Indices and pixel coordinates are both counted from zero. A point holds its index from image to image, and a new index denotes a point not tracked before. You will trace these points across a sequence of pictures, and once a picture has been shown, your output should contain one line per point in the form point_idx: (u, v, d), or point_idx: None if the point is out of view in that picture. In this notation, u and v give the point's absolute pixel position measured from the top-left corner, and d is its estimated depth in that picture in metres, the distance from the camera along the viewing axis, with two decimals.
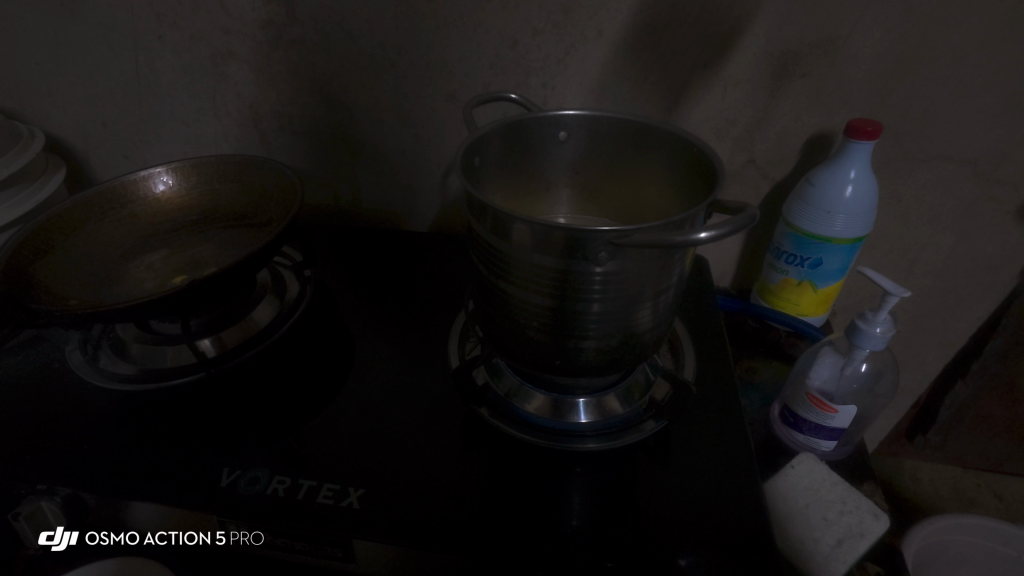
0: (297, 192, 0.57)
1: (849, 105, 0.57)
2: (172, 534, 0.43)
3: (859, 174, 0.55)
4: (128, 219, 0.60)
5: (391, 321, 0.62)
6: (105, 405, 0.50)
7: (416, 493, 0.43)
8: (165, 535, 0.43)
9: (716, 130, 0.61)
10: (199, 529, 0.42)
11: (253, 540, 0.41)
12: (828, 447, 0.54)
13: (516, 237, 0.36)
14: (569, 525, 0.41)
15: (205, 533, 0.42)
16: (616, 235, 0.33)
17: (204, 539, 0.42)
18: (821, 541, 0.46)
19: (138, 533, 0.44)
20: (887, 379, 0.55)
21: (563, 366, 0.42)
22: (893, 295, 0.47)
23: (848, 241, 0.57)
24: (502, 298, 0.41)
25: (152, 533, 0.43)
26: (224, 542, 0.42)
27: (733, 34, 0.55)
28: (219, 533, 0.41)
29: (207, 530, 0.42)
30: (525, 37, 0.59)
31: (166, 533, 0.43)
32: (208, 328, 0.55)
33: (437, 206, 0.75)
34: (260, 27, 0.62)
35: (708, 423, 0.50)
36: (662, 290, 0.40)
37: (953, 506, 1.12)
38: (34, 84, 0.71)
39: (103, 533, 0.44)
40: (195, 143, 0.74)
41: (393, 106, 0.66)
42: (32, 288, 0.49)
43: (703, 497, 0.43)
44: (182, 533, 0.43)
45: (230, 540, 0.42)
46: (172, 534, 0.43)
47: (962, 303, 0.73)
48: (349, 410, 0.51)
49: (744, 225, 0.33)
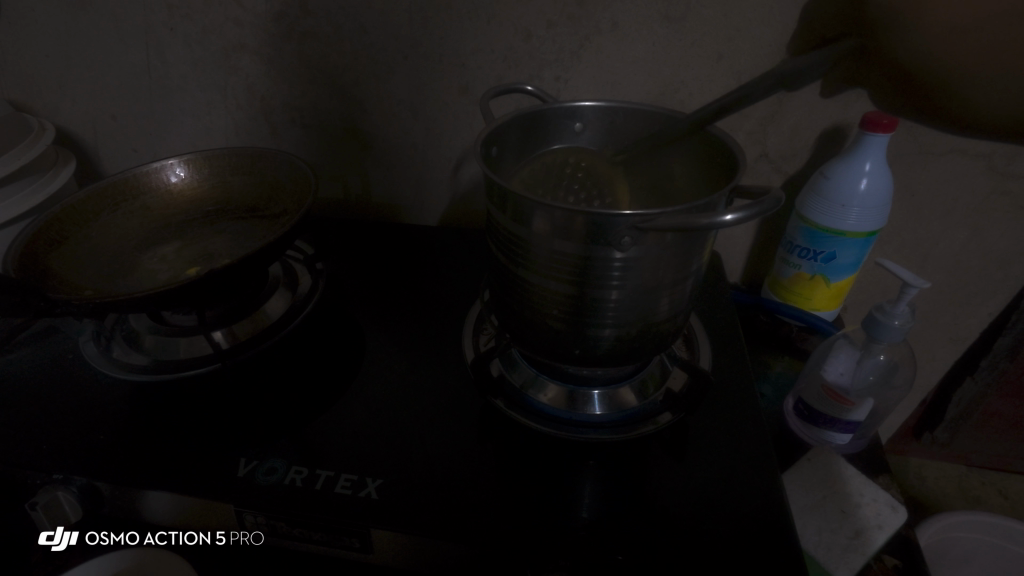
0: (311, 184, 0.57)
1: (864, 98, 0.57)
2: (171, 534, 0.44)
3: (875, 165, 0.55)
4: (141, 210, 0.61)
5: (404, 313, 0.62)
6: (119, 396, 0.50)
7: (434, 484, 0.43)
8: (164, 535, 0.44)
9: (730, 123, 0.61)
10: (200, 529, 0.43)
11: (253, 540, 0.43)
12: (843, 440, 0.54)
13: (537, 224, 0.36)
14: (588, 515, 0.41)
15: (205, 533, 0.43)
16: (641, 219, 0.33)
17: (204, 539, 0.43)
18: (839, 532, 0.47)
19: (137, 533, 0.45)
20: (904, 372, 0.55)
21: (581, 355, 0.42)
22: (912, 286, 0.47)
23: (863, 234, 0.57)
24: (521, 286, 0.41)
25: (152, 533, 0.45)
26: (224, 542, 0.43)
27: (748, 26, 0.55)
28: (219, 533, 0.43)
29: (207, 530, 0.43)
30: (539, 29, 0.59)
31: (166, 533, 0.44)
32: (221, 321, 0.55)
33: (448, 200, 0.75)
34: (272, 19, 0.62)
35: (724, 415, 0.49)
36: (682, 279, 0.40)
37: (959, 504, 1.12)
38: (44, 76, 0.71)
39: (103, 533, 0.45)
40: (206, 137, 0.73)
41: (405, 99, 0.66)
42: (46, 279, 0.50)
43: (721, 488, 0.43)
44: (182, 533, 0.44)
45: (230, 539, 0.43)
46: (172, 534, 0.44)
47: (973, 298, 0.72)
48: (364, 401, 0.51)
49: (769, 208, 0.33)
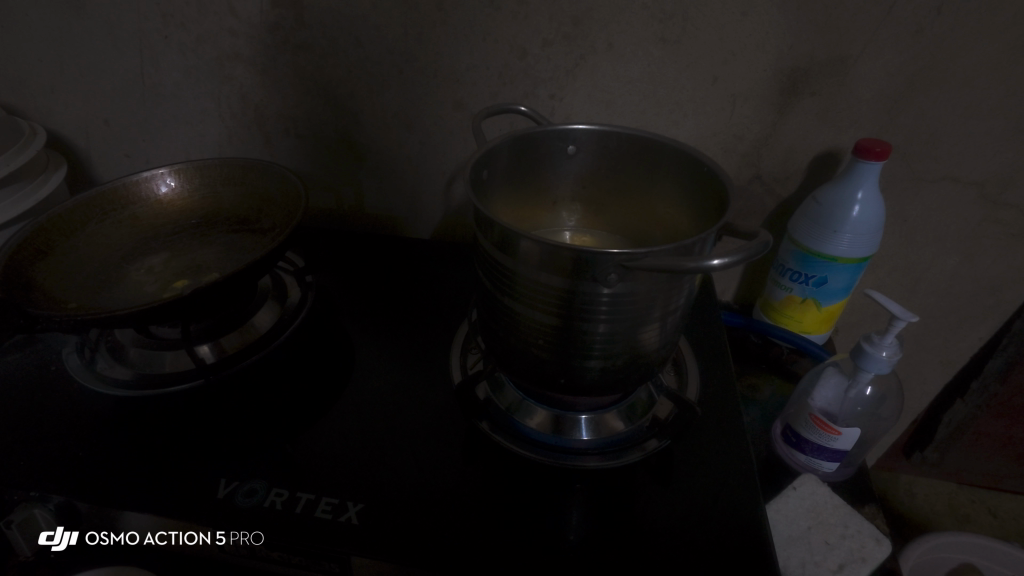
0: (301, 198, 0.56)
1: (857, 124, 0.57)
2: (172, 534, 0.42)
3: (867, 194, 0.55)
4: (130, 220, 0.60)
5: (392, 331, 0.61)
6: (102, 411, 0.49)
7: (417, 509, 0.42)
8: (165, 535, 0.42)
9: (725, 145, 0.61)
10: (199, 528, 0.40)
11: (253, 540, 0.40)
12: (829, 468, 0.54)
13: (522, 253, 0.36)
14: (568, 542, 0.41)
15: (205, 533, 0.41)
16: (627, 258, 0.33)
17: (204, 539, 0.41)
18: (822, 565, 0.46)
19: (137, 532, 0.42)
20: (892, 402, 0.55)
21: (567, 384, 0.42)
22: (900, 320, 0.46)
23: (854, 261, 0.57)
24: (507, 313, 0.40)
25: (152, 533, 0.42)
26: (224, 542, 0.41)
27: (744, 50, 0.55)
28: (219, 533, 0.40)
29: (207, 530, 0.40)
30: (534, 47, 0.58)
31: (166, 533, 0.42)
32: (207, 334, 0.55)
33: (442, 213, 0.74)
34: (267, 30, 0.62)
35: (712, 441, 0.49)
36: (670, 310, 0.40)
37: (949, 523, 1.12)
38: (35, 79, 0.71)
39: (103, 533, 0.43)
40: (198, 144, 0.73)
41: (399, 112, 0.66)
42: (31, 291, 0.49)
43: (706, 516, 0.43)
44: (182, 533, 0.41)
45: (230, 540, 0.40)
46: (172, 534, 0.42)
47: (964, 323, 0.73)
48: (348, 420, 0.50)
49: (756, 252, 0.33)
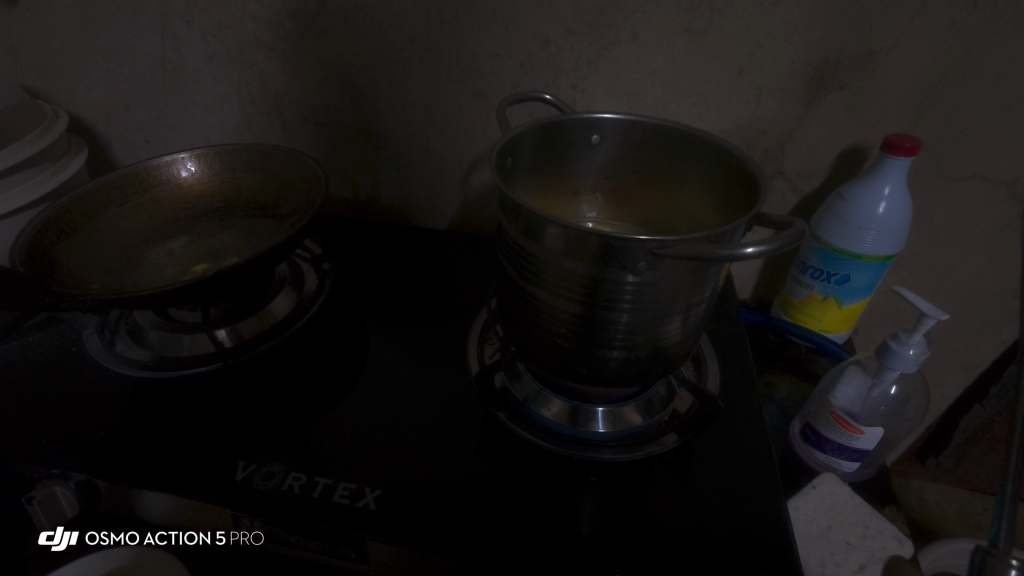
0: (321, 184, 0.56)
1: (886, 119, 0.56)
2: (171, 534, 0.44)
3: (894, 190, 0.53)
4: (150, 204, 0.60)
5: (408, 319, 0.61)
6: (120, 391, 0.50)
7: (435, 496, 0.42)
8: (165, 535, 0.44)
9: (748, 140, 0.60)
10: (199, 529, 0.42)
11: (253, 540, 0.42)
12: (850, 468, 0.53)
13: (548, 240, 0.35)
14: (585, 534, 0.40)
15: (205, 533, 0.43)
16: (658, 245, 0.32)
17: (204, 539, 0.43)
18: (842, 564, 0.45)
19: (137, 533, 0.45)
20: (916, 402, 0.54)
21: (588, 374, 0.42)
22: (930, 317, 0.45)
23: (879, 258, 0.56)
24: (529, 301, 0.40)
25: (152, 533, 0.44)
26: (224, 542, 0.43)
27: (771, 42, 0.54)
28: (220, 533, 0.42)
29: (208, 530, 0.42)
30: (558, 36, 0.58)
31: (166, 533, 0.43)
32: (226, 318, 0.55)
33: (459, 204, 0.74)
34: (289, 16, 0.62)
35: (731, 436, 0.49)
36: (695, 302, 0.39)
37: (961, 529, 1.10)
38: (58, 64, 0.71)
39: (103, 533, 0.46)
40: (217, 130, 0.73)
41: (419, 100, 0.65)
42: (53, 271, 0.50)
43: (725, 510, 0.43)
44: (182, 533, 0.43)
45: (230, 540, 0.42)
46: (172, 534, 0.44)
47: (987, 326, 0.71)
48: (364, 407, 0.50)
49: (790, 242, 0.32)
